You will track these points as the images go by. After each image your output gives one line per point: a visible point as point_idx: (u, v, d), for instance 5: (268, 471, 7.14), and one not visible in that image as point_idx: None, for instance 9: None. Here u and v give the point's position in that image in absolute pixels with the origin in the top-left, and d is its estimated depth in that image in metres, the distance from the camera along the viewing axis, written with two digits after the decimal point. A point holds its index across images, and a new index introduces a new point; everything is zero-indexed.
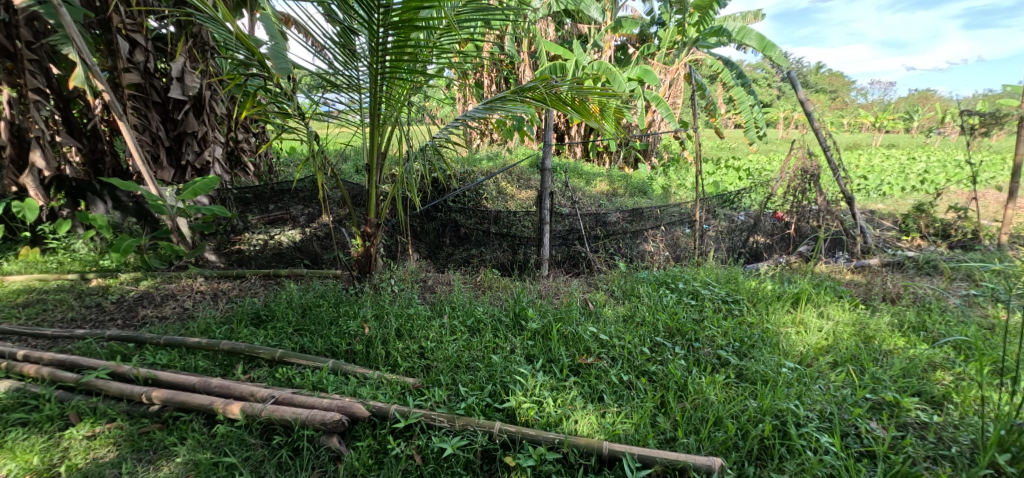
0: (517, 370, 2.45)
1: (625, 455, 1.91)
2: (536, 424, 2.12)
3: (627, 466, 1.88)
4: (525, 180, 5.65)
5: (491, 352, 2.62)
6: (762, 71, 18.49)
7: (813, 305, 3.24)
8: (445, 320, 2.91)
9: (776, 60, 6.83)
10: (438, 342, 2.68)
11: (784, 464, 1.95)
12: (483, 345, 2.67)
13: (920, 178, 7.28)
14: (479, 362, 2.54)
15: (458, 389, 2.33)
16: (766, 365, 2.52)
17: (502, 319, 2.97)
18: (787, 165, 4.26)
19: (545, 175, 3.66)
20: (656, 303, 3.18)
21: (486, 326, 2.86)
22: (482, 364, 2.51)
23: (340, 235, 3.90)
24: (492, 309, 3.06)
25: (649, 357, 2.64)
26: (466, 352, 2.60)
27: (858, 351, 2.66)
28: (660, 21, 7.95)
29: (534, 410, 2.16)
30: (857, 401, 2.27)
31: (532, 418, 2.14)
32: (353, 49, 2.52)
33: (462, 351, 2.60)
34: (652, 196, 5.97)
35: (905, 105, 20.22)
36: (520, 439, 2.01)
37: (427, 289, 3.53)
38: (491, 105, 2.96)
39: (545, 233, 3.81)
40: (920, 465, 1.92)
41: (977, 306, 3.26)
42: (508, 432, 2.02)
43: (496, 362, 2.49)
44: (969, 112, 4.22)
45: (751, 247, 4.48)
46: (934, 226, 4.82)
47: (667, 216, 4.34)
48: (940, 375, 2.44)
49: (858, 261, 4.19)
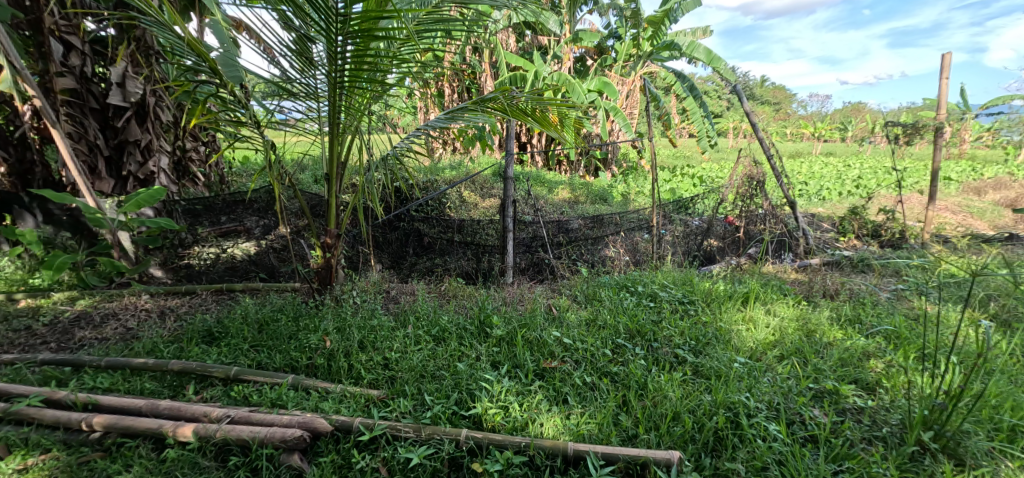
0: (483, 377, 2.45)
1: (590, 453, 1.95)
2: (503, 430, 2.14)
3: (592, 464, 1.92)
4: (488, 188, 5.68)
5: (456, 360, 2.62)
6: (711, 84, 19.49)
7: (762, 303, 3.43)
8: (409, 330, 2.87)
9: (724, 73, 7.16)
10: (402, 352, 2.65)
11: (736, 453, 2.05)
12: (448, 354, 2.66)
13: (855, 183, 7.85)
14: (444, 370, 2.53)
15: (424, 399, 2.31)
16: (720, 361, 2.65)
17: (467, 329, 2.96)
18: (735, 173, 4.52)
19: (508, 184, 3.66)
20: (616, 306, 3.28)
21: (452, 335, 2.86)
22: (448, 372, 2.50)
23: (298, 247, 3.80)
24: (457, 318, 3.06)
25: (611, 359, 2.71)
26: (431, 361, 2.58)
27: (801, 344, 2.84)
28: (616, 34, 8.21)
29: (500, 416, 2.18)
30: (801, 391, 2.43)
31: (498, 423, 2.16)
32: (310, 57, 2.48)
33: (428, 360, 2.59)
34: (613, 203, 6.12)
35: (839, 116, 21.76)
36: (487, 444, 2.01)
37: (390, 300, 3.48)
38: (453, 115, 2.95)
39: (508, 241, 3.82)
40: (858, 446, 2.08)
41: (905, 299, 3.56)
42: (474, 438, 2.02)
43: (461, 370, 2.48)
44: (893, 124, 4.63)
45: (706, 250, 4.68)
46: (867, 227, 5.25)
47: (626, 222, 4.49)
48: (873, 363, 2.65)
49: (802, 261, 4.47)
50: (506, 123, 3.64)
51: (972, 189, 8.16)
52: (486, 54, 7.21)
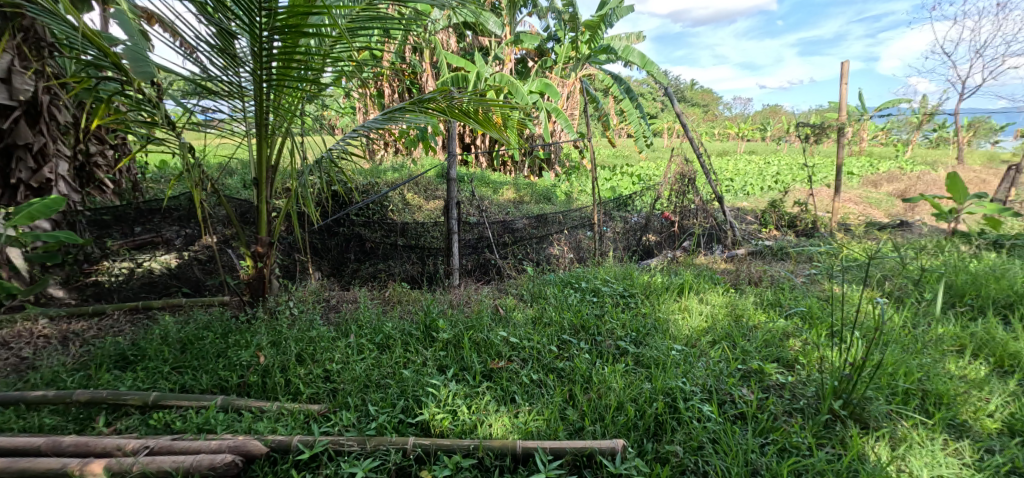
0: (430, 382, 2.40)
1: (538, 450, 1.97)
2: (451, 434, 2.11)
3: (540, 460, 1.94)
4: (432, 190, 5.58)
5: (402, 367, 2.55)
6: (644, 85, 20.38)
7: (696, 292, 3.64)
8: (350, 339, 2.76)
9: (657, 76, 7.48)
10: (344, 363, 2.54)
11: (675, 435, 2.16)
12: (393, 361, 2.58)
13: (774, 179, 8.52)
14: (389, 378, 2.46)
15: (368, 409, 2.23)
16: (659, 350, 2.77)
17: (411, 334, 2.88)
18: (669, 171, 4.76)
19: (451, 185, 3.61)
20: (561, 303, 3.34)
21: (397, 342, 2.77)
22: (393, 380, 2.43)
23: (226, 257, 3.54)
24: (402, 324, 2.97)
25: (557, 355, 2.76)
26: (375, 369, 2.50)
27: (731, 329, 3.04)
28: (556, 37, 8.34)
29: (447, 420, 2.15)
30: (731, 372, 2.60)
31: (446, 428, 2.13)
32: (234, 53, 2.30)
33: (371, 370, 2.50)
34: (556, 202, 6.23)
35: (758, 117, 23.51)
36: (434, 450, 1.98)
37: (330, 310, 3.32)
38: (390, 116, 2.86)
39: (453, 243, 3.74)
40: (781, 419, 2.26)
41: (817, 282, 3.91)
42: (421, 445, 1.98)
43: (406, 377, 2.42)
44: (804, 124, 5.07)
45: (644, 245, 4.89)
46: (784, 218, 5.72)
47: (569, 220, 4.58)
48: (792, 342, 2.89)
49: (730, 252, 4.79)
50: (448, 124, 3.58)
51: (870, 182, 9.11)
52: (427, 54, 7.07)
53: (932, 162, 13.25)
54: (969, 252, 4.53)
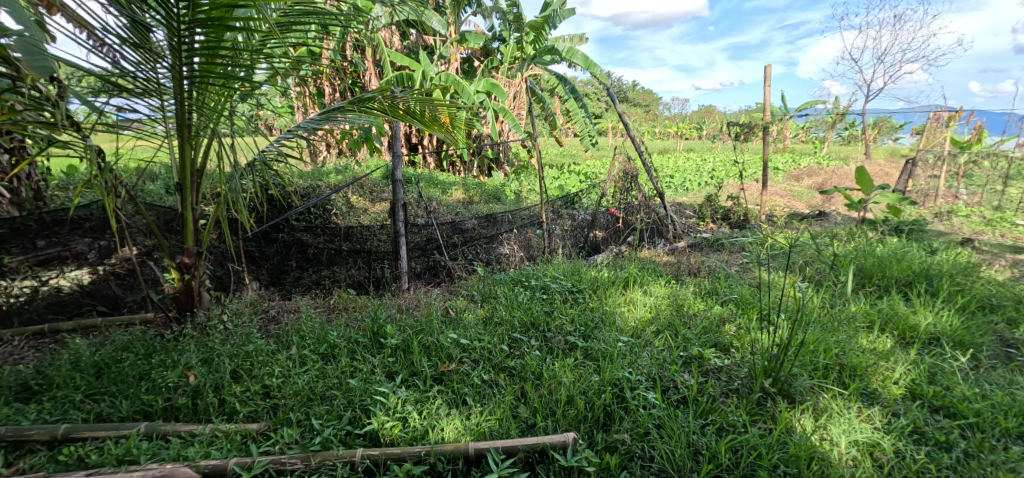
0: (378, 390, 2.33)
1: (490, 450, 1.98)
2: (402, 442, 2.06)
3: (493, 460, 1.94)
4: (378, 192, 5.41)
5: (348, 376, 2.45)
6: (587, 85, 20.88)
7: (640, 285, 3.77)
8: (292, 351, 2.62)
9: (600, 77, 7.67)
10: (285, 377, 2.41)
11: (623, 424, 2.24)
12: (339, 371, 2.48)
13: (709, 175, 9.00)
14: (335, 389, 2.36)
15: (312, 424, 2.13)
16: (606, 342, 2.85)
17: (358, 341, 2.78)
18: (613, 169, 4.90)
19: (397, 187, 3.50)
20: (512, 301, 3.35)
21: (342, 350, 2.67)
22: (340, 391, 2.34)
23: (148, 270, 3.25)
24: (347, 332, 2.85)
25: (508, 354, 2.76)
26: (319, 381, 2.39)
27: (673, 318, 3.18)
28: (501, 37, 8.33)
29: (398, 428, 2.10)
30: (673, 359, 2.72)
31: (397, 436, 2.08)
32: (152, 49, 2.09)
33: (315, 381, 2.38)
34: (506, 201, 6.23)
35: (693, 116, 24.75)
36: (384, 460, 1.93)
37: (269, 321, 3.13)
38: (328, 116, 2.71)
39: (401, 246, 3.62)
40: (719, 400, 2.40)
41: (750, 270, 4.18)
42: (370, 456, 1.92)
43: (353, 387, 2.34)
44: (734, 123, 5.40)
45: (592, 241, 5.01)
46: (718, 211, 6.06)
47: (519, 219, 4.61)
48: (727, 327, 3.07)
49: (671, 245, 5.00)
50: (393, 124, 3.47)
51: (793, 177, 9.84)
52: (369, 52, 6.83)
53: (845, 158, 14.53)
54: (876, 238, 5.01)
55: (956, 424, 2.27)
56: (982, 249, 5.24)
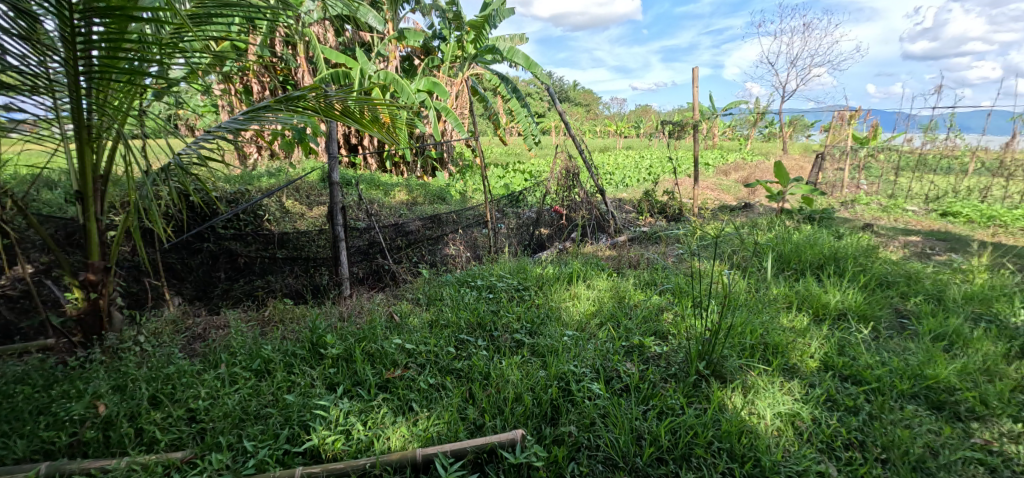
0: (318, 404, 2.21)
1: (438, 455, 1.95)
2: (345, 456, 1.97)
3: (442, 465, 1.92)
4: (314, 195, 5.15)
5: (285, 392, 2.31)
6: (529, 84, 21.06)
7: (584, 279, 3.85)
8: (221, 369, 2.42)
9: (541, 77, 7.75)
10: (213, 398, 2.22)
11: (570, 416, 2.27)
12: (275, 387, 2.33)
13: (647, 171, 9.37)
14: (271, 407, 2.21)
15: (245, 445, 1.99)
16: (552, 337, 2.89)
17: (296, 353, 2.62)
18: (556, 167, 4.97)
19: (334, 189, 3.34)
20: (458, 302, 3.30)
21: (278, 364, 2.50)
22: (276, 408, 2.19)
23: (46, 290, 2.88)
24: (283, 344, 2.68)
25: (455, 355, 2.72)
26: (253, 399, 2.23)
27: (615, 310, 3.27)
28: (441, 35, 8.19)
29: (340, 442, 2.00)
30: (616, 349, 2.80)
31: (340, 450, 1.98)
32: (43, 39, 1.83)
33: (248, 400, 2.22)
34: (451, 201, 6.15)
35: (629, 115, 25.71)
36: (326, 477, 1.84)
37: (195, 339, 2.87)
38: (253, 115, 2.46)
39: (341, 251, 3.46)
40: (659, 386, 2.50)
41: (685, 261, 4.39)
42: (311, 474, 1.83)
43: (291, 402, 2.20)
44: (668, 122, 5.64)
45: (537, 238, 5.05)
46: (655, 206, 6.32)
47: (463, 219, 4.56)
48: (666, 315, 3.21)
49: (612, 239, 5.15)
50: (329, 125, 3.28)
51: (721, 172, 10.46)
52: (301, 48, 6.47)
53: (766, 153, 15.66)
54: (793, 225, 5.44)
55: (861, 390, 2.50)
56: (880, 233, 5.83)
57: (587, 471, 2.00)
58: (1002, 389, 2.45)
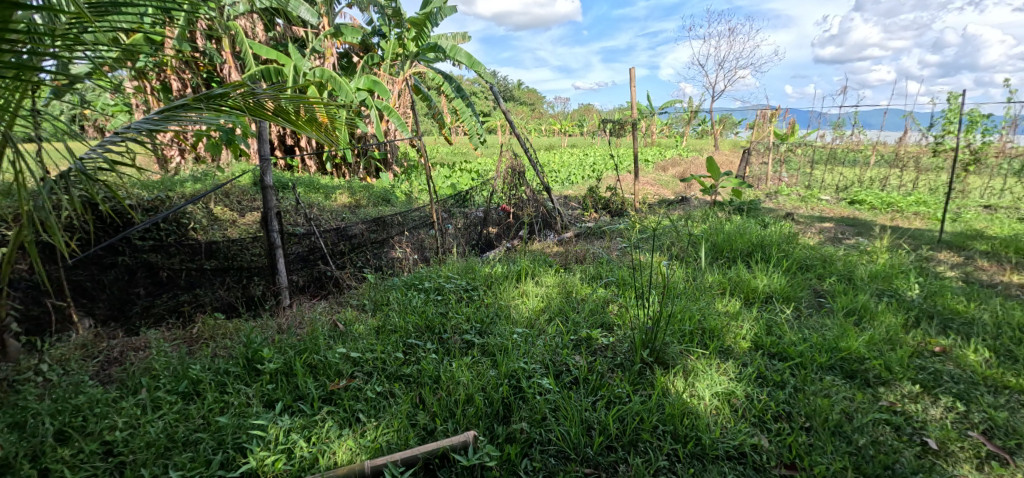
0: (255, 423, 2.07)
1: (388, 465, 1.89)
2: (287, 476, 1.86)
3: (392, 474, 1.85)
4: (246, 201, 4.83)
5: (218, 413, 2.14)
6: (473, 83, 20.93)
7: (533, 276, 3.87)
8: (143, 394, 2.20)
9: (485, 75, 7.72)
10: (133, 427, 2.01)
11: (522, 413, 2.27)
12: (206, 409, 2.15)
13: (591, 169, 9.58)
14: (202, 431, 2.05)
15: (173, 474, 1.82)
16: (502, 336, 2.87)
17: (229, 371, 2.44)
18: (501, 166, 4.95)
19: (268, 194, 3.13)
20: (405, 306, 3.21)
21: (209, 383, 2.32)
22: (207, 432, 2.03)
23: None
24: (215, 362, 2.49)
25: (403, 361, 2.64)
26: (181, 424, 2.05)
27: (563, 305, 3.31)
28: (380, 32, 7.96)
29: (281, 461, 1.88)
30: (565, 343, 2.83)
31: (281, 469, 1.87)
32: None
33: (175, 426, 2.04)
34: (396, 203, 5.99)
35: (573, 114, 26.23)
36: None
37: (111, 363, 2.60)
38: (169, 115, 2.23)
39: (278, 259, 3.26)
40: (607, 376, 2.55)
41: (629, 254, 4.52)
42: None
43: (224, 425, 2.05)
44: (609, 120, 5.78)
45: (485, 237, 5.03)
46: (599, 201, 6.47)
47: (409, 220, 4.44)
48: (612, 308, 3.28)
49: (559, 236, 5.21)
50: (259, 125, 3.07)
51: (660, 168, 10.89)
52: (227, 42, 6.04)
53: (700, 149, 16.50)
54: (725, 217, 5.75)
55: (787, 365, 2.67)
56: (800, 221, 6.29)
57: (540, 466, 2.01)
58: (902, 355, 2.71)
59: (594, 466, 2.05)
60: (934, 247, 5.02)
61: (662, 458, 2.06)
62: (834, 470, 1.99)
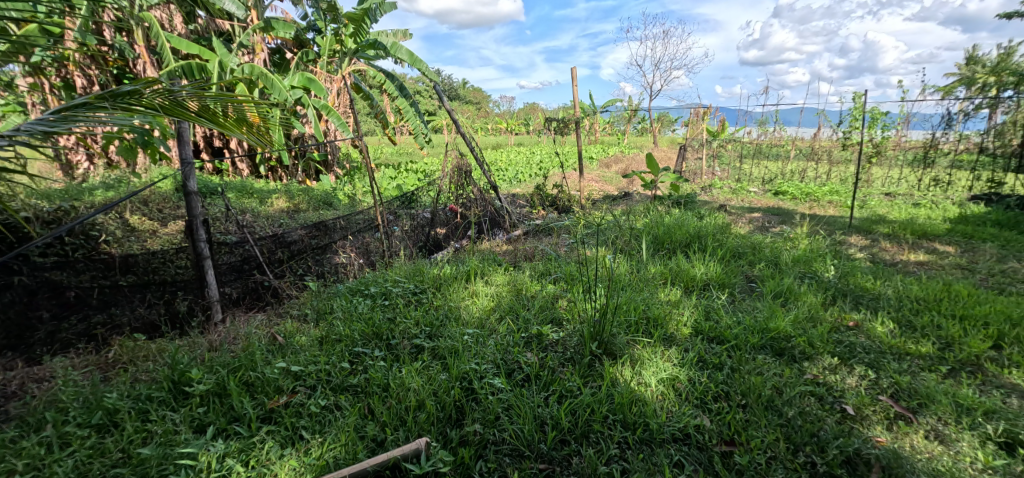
0: (184, 452, 1.91)
1: None
2: None
3: None
4: (169, 209, 4.46)
5: (141, 445, 1.96)
6: (416, 83, 20.54)
7: (482, 276, 3.84)
8: (50, 431, 1.97)
9: (428, 73, 7.58)
10: (38, 468, 1.80)
11: (474, 414, 2.24)
12: (127, 442, 1.96)
13: (538, 167, 9.67)
14: (123, 465, 1.86)
15: None
16: (452, 338, 2.82)
17: (153, 397, 2.23)
18: (447, 165, 4.87)
19: (192, 200, 2.90)
20: (349, 314, 3.09)
21: (130, 412, 2.12)
22: (128, 466, 1.85)
23: None
24: (136, 388, 2.27)
25: (349, 371, 2.53)
26: (97, 461, 1.86)
27: (513, 303, 3.31)
28: (315, 27, 7.61)
29: None
30: (516, 341, 2.82)
31: None
32: None
33: (90, 463, 1.84)
34: (339, 206, 5.76)
35: (518, 113, 26.41)
36: None
37: (10, 398, 2.28)
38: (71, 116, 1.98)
39: (207, 270, 3.03)
40: (558, 371, 2.57)
41: (577, 249, 4.59)
42: None
43: (149, 456, 1.88)
44: (553, 119, 5.84)
45: (433, 238, 4.93)
46: (546, 199, 6.53)
47: (352, 224, 4.27)
48: (561, 303, 3.31)
49: (508, 234, 5.21)
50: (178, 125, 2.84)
51: (604, 165, 11.18)
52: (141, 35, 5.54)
53: (641, 146, 17.11)
54: (665, 210, 5.98)
55: (724, 348, 2.81)
56: (732, 212, 6.66)
57: (494, 468, 1.99)
58: (822, 331, 2.92)
59: (548, 460, 2.06)
60: (846, 232, 5.47)
61: (614, 447, 2.10)
62: (769, 443, 2.11)
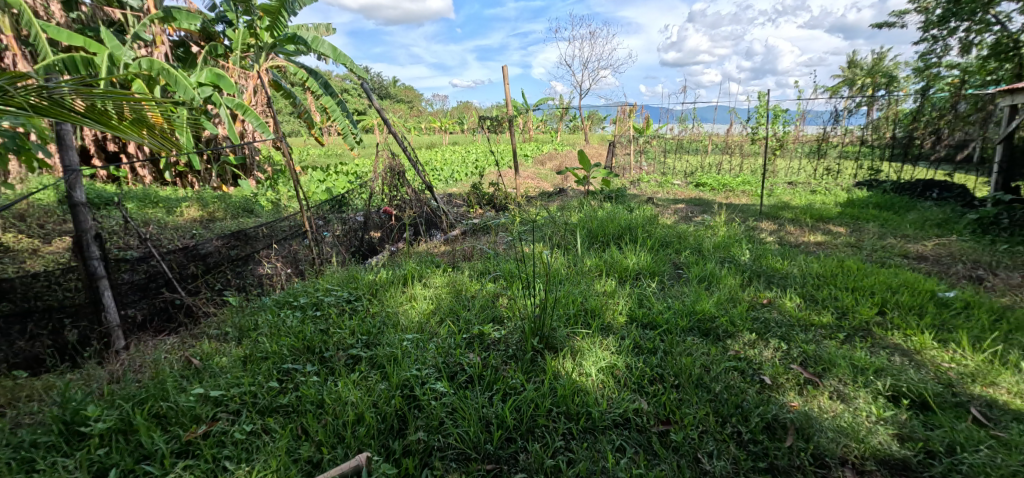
0: None
1: None
2: None
3: None
4: (56, 226, 3.94)
5: None
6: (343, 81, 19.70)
7: (421, 279, 3.74)
8: None
9: (354, 69, 7.27)
10: None
11: (417, 421, 2.17)
12: None
13: (473, 165, 9.61)
14: None
15: None
16: (391, 345, 2.72)
17: (40, 442, 1.95)
18: (378, 166, 4.69)
19: (80, 212, 2.54)
20: (277, 328, 2.88)
21: (12, 463, 1.83)
22: None
23: None
24: (19, 433, 1.98)
25: (279, 390, 2.36)
26: None
27: (453, 305, 3.24)
28: (225, 19, 7.04)
29: None
30: (458, 343, 2.77)
31: None
32: None
33: None
34: (261, 213, 5.38)
35: (452, 112, 26.16)
36: None
37: None
38: None
39: (103, 292, 2.70)
40: (501, 369, 2.56)
41: (515, 246, 4.60)
42: None
43: None
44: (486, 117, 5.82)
45: (368, 243, 4.74)
46: (483, 198, 6.49)
47: (277, 231, 4.00)
48: (502, 302, 3.30)
49: (446, 235, 5.12)
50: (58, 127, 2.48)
51: (538, 162, 11.33)
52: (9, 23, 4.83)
53: (574, 144, 17.55)
54: (598, 205, 6.15)
55: (657, 333, 2.93)
56: (658, 204, 7.00)
57: (439, 475, 1.94)
58: (741, 310, 3.14)
59: (495, 460, 2.04)
60: (759, 218, 5.92)
61: (558, 440, 2.12)
62: (700, 418, 2.23)
